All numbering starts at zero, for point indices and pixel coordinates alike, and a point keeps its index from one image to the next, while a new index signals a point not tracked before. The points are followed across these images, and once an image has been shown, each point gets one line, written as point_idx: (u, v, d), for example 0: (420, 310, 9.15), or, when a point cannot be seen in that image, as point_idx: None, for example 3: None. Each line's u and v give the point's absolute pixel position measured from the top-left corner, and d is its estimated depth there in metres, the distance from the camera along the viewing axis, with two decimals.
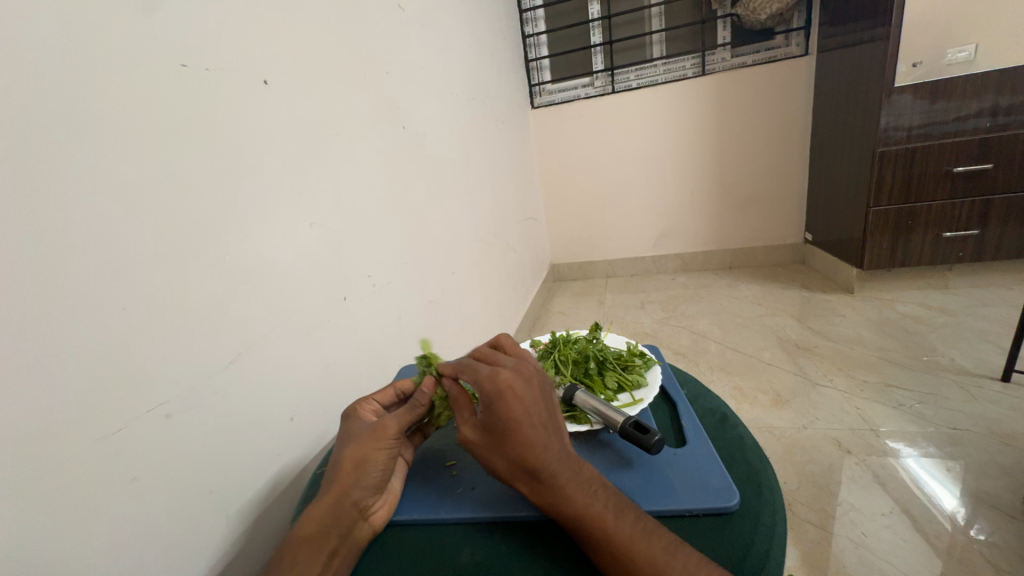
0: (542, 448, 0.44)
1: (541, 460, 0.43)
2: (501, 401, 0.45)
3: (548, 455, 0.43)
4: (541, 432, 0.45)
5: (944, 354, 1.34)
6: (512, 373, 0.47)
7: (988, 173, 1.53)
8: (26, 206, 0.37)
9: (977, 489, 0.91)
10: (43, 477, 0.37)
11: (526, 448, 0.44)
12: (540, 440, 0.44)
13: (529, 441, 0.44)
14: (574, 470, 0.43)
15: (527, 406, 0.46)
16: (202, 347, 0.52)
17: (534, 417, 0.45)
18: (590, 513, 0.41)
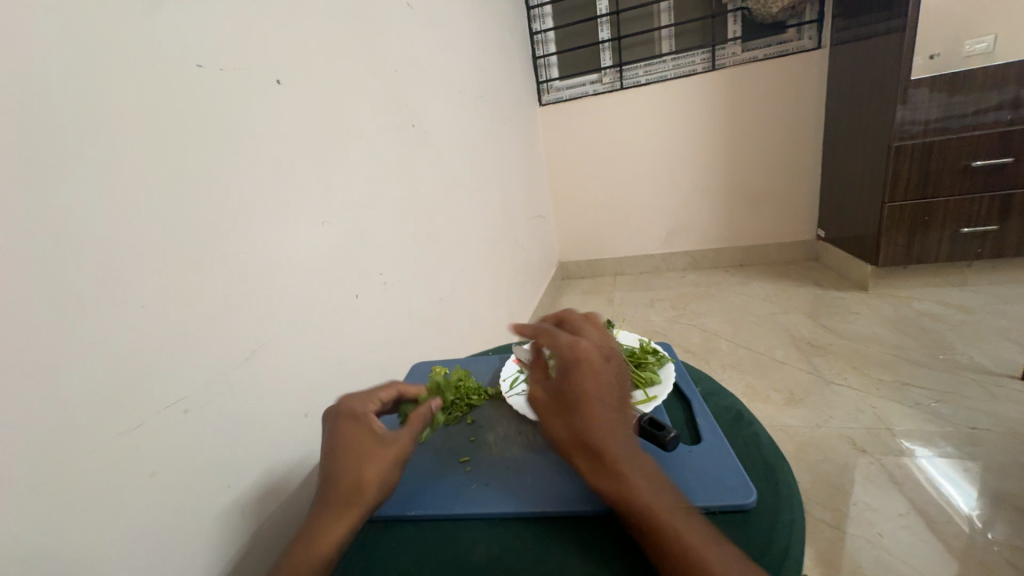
0: (605, 428, 0.45)
1: (603, 439, 0.44)
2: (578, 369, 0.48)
3: (610, 435, 0.44)
4: (608, 412, 0.46)
5: (963, 353, 1.31)
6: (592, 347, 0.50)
7: (1008, 167, 1.49)
8: (45, 207, 0.38)
9: (998, 490, 0.89)
10: (66, 471, 0.38)
11: (591, 425, 0.45)
12: (603, 420, 0.45)
13: (595, 419, 0.45)
14: (633, 456, 0.43)
15: (598, 387, 0.48)
16: (218, 345, 0.52)
17: (603, 397, 0.47)
18: (642, 498, 0.41)
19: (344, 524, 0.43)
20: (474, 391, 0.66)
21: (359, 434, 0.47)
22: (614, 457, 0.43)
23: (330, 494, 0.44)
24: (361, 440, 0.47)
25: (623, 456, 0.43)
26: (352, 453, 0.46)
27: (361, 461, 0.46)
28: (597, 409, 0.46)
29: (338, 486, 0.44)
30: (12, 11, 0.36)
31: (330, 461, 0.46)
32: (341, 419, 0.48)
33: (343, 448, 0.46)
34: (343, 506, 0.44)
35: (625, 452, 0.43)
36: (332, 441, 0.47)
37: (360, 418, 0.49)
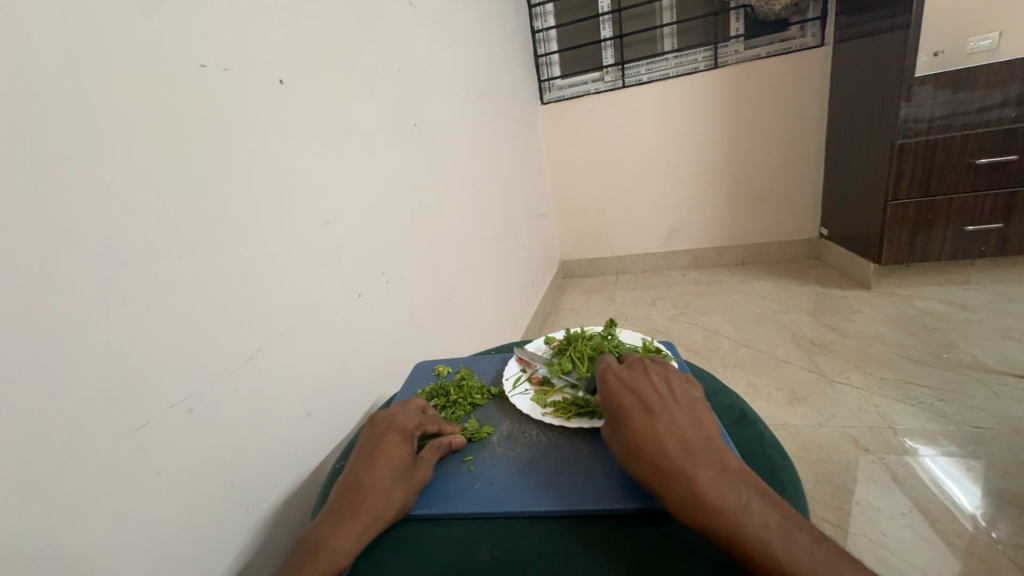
0: (668, 435, 0.43)
1: (667, 448, 0.43)
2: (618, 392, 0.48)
3: (673, 442, 0.43)
4: (667, 419, 0.45)
5: (966, 351, 1.31)
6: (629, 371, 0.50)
7: (1012, 164, 1.49)
8: (46, 207, 0.38)
9: (1001, 488, 0.89)
10: (73, 469, 0.38)
11: (651, 435, 0.44)
12: (665, 428, 0.44)
13: (655, 427, 0.44)
14: (703, 459, 0.42)
15: (651, 397, 0.47)
16: (221, 344, 0.52)
17: (659, 405, 0.46)
18: (722, 507, 0.39)
19: (361, 537, 0.44)
20: (477, 390, 0.66)
21: (399, 454, 0.50)
22: (683, 465, 0.41)
23: (357, 504, 0.45)
24: (399, 461, 0.49)
25: (691, 463, 0.41)
26: (390, 471, 0.48)
27: (393, 486, 0.47)
28: (655, 418, 0.45)
29: (367, 498, 0.46)
30: (12, 12, 0.36)
31: (366, 471, 0.47)
32: (390, 432, 0.51)
33: (384, 464, 0.48)
34: (366, 520, 0.45)
35: (693, 457, 0.42)
36: (373, 453, 0.49)
37: (404, 438, 0.52)
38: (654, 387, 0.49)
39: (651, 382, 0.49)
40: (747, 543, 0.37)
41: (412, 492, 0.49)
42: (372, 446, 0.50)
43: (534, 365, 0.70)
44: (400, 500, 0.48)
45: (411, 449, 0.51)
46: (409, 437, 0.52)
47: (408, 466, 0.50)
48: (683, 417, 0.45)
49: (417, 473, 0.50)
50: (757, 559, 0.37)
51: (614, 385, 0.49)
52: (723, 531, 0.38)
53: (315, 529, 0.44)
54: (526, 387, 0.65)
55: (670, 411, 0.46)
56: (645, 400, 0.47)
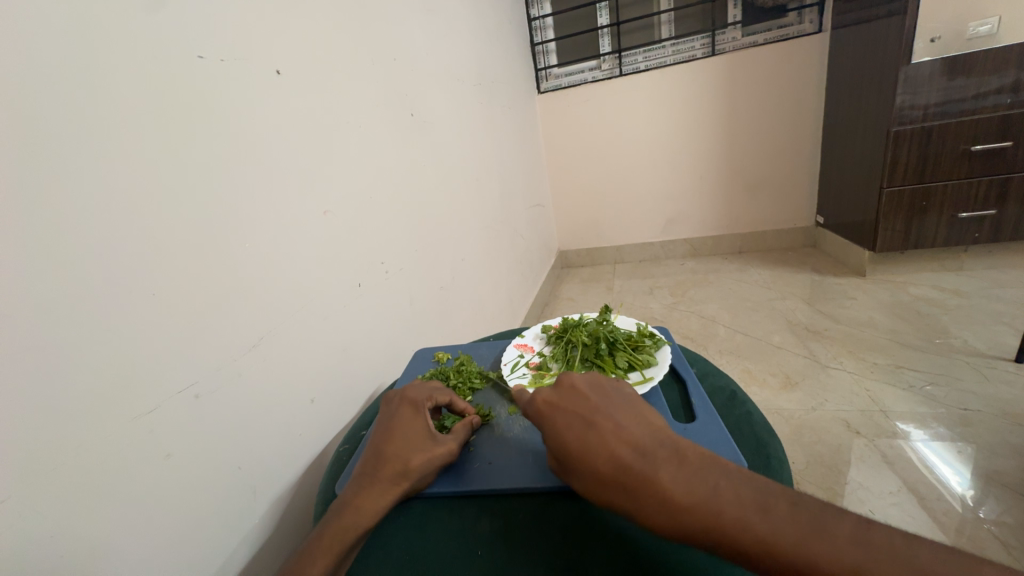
0: (620, 450, 0.41)
1: (624, 460, 0.40)
2: (550, 419, 0.46)
3: (626, 451, 0.41)
4: (616, 429, 0.43)
5: (958, 337, 1.32)
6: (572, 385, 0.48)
7: (1007, 151, 1.49)
8: (56, 204, 0.39)
9: (988, 468, 0.91)
10: (86, 453, 0.40)
11: (608, 451, 0.41)
12: (614, 438, 0.42)
13: (607, 442, 0.42)
14: (659, 458, 0.40)
15: (595, 414, 0.45)
16: (226, 332, 0.54)
17: (607, 421, 0.44)
18: (694, 500, 0.37)
19: (383, 498, 0.47)
20: (476, 374, 0.67)
21: (415, 425, 0.52)
22: (646, 472, 0.39)
23: (378, 468, 0.49)
24: (414, 430, 0.52)
25: (649, 466, 0.39)
26: (406, 440, 0.51)
27: (408, 453, 0.50)
28: (605, 432, 0.43)
29: (386, 463, 0.49)
30: (20, 19, 0.37)
31: (384, 441, 0.51)
32: (403, 406, 0.54)
33: (401, 433, 0.51)
34: (388, 482, 0.48)
35: (650, 461, 0.40)
36: (389, 425, 0.53)
37: (419, 410, 0.54)
38: (594, 403, 0.46)
39: (590, 402, 0.46)
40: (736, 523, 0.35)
41: (436, 460, 0.50)
42: (387, 420, 0.53)
43: (532, 352, 0.72)
44: (423, 465, 0.50)
45: (428, 420, 0.54)
46: (424, 409, 0.55)
47: (425, 434, 0.52)
48: (627, 422, 0.43)
49: (437, 441, 0.51)
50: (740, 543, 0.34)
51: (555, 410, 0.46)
52: (700, 513, 0.36)
53: (342, 494, 0.48)
54: (524, 371, 0.66)
55: (618, 420, 0.44)
56: (591, 419, 0.44)
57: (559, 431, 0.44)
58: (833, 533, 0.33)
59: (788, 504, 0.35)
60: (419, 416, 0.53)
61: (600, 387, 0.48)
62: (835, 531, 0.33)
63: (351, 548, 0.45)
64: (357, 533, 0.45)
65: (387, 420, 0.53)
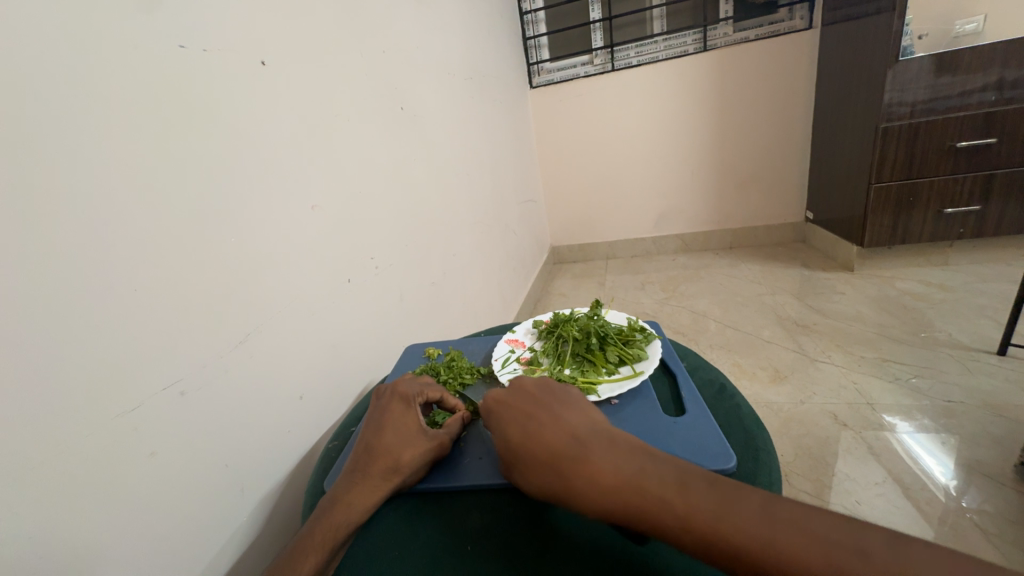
0: (558, 439, 0.43)
1: (560, 448, 0.42)
2: (495, 413, 0.48)
3: (562, 440, 0.43)
4: (555, 421, 0.45)
5: (942, 330, 1.35)
6: (521, 384, 0.50)
7: (992, 147, 1.51)
8: (34, 197, 0.38)
9: (970, 458, 0.93)
10: (70, 450, 0.39)
11: (546, 440, 0.43)
12: (553, 429, 0.44)
13: (545, 433, 0.44)
14: (593, 444, 0.41)
15: (538, 409, 0.47)
16: (213, 328, 0.53)
17: (548, 414, 0.46)
18: (621, 484, 0.38)
19: (374, 494, 0.47)
20: (466, 369, 0.67)
21: (406, 420, 0.52)
22: (579, 457, 0.41)
23: (369, 464, 0.48)
24: (405, 425, 0.52)
25: (583, 452, 0.41)
26: (398, 435, 0.51)
27: (400, 448, 0.50)
28: (545, 425, 0.44)
29: (377, 458, 0.49)
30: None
31: (374, 437, 0.51)
32: (394, 401, 0.54)
33: (391, 428, 0.51)
34: (378, 477, 0.48)
35: (585, 449, 0.41)
36: (380, 421, 0.52)
37: (409, 405, 0.54)
38: (537, 400, 0.48)
39: (534, 398, 0.48)
40: (659, 505, 0.36)
41: (427, 455, 0.50)
42: (378, 416, 0.53)
43: (522, 347, 0.71)
44: (414, 460, 0.49)
45: (419, 415, 0.54)
46: (415, 404, 0.54)
47: (416, 429, 0.51)
48: (567, 414, 0.45)
49: (428, 435, 0.51)
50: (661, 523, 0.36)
51: (501, 405, 0.48)
52: (626, 496, 0.37)
53: (332, 490, 0.47)
54: (515, 366, 0.66)
55: (557, 413, 0.46)
56: (531, 413, 0.46)
57: (503, 426, 0.46)
58: (750, 513, 0.35)
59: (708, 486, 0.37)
60: (411, 411, 0.53)
61: (547, 385, 0.50)
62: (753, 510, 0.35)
63: (342, 545, 0.44)
64: (348, 529, 0.44)
65: (379, 416, 0.53)
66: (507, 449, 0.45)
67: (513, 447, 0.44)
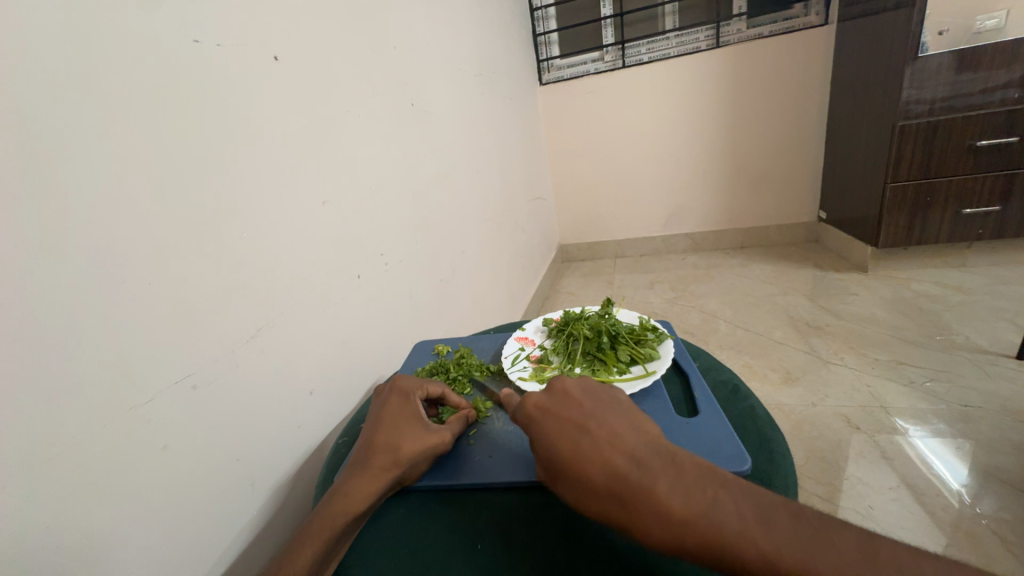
0: (615, 458, 0.40)
1: (619, 469, 0.39)
2: (541, 427, 0.45)
3: (621, 458, 0.40)
4: (609, 437, 0.42)
5: (960, 333, 1.32)
6: (567, 389, 0.47)
7: (1013, 146, 1.48)
8: (51, 190, 0.38)
9: (988, 465, 0.91)
10: (84, 443, 0.39)
11: (602, 460, 0.40)
12: (608, 446, 0.41)
13: (599, 451, 0.41)
14: (656, 467, 0.39)
15: (585, 420, 0.44)
16: (224, 322, 0.53)
17: (600, 428, 0.43)
18: (693, 510, 0.35)
19: (373, 486, 0.47)
20: (476, 367, 0.67)
21: (405, 413, 0.52)
22: (642, 481, 0.38)
23: (368, 457, 0.49)
24: (403, 418, 0.52)
25: (646, 477, 0.38)
26: (397, 429, 0.51)
27: (398, 441, 0.50)
28: (598, 441, 0.42)
29: (376, 451, 0.49)
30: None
31: (374, 431, 0.51)
32: (393, 395, 0.55)
33: (390, 421, 0.52)
34: (377, 470, 0.48)
35: (646, 470, 0.39)
36: (379, 415, 0.53)
37: (408, 399, 0.54)
38: (586, 409, 0.45)
39: (583, 408, 0.45)
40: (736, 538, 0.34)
41: (427, 449, 0.50)
42: (378, 409, 0.53)
43: (532, 345, 0.71)
44: (413, 454, 0.49)
45: (418, 409, 0.54)
46: (414, 399, 0.55)
47: (416, 422, 0.52)
48: (622, 429, 0.42)
49: (427, 430, 0.51)
50: (740, 560, 0.33)
51: (545, 419, 0.45)
52: (701, 528, 0.34)
53: (335, 483, 0.48)
54: (525, 364, 0.66)
55: (610, 428, 0.43)
56: (583, 425, 0.43)
57: (552, 437, 0.43)
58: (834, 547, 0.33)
59: (790, 520, 0.35)
60: (411, 406, 0.53)
61: (594, 391, 0.47)
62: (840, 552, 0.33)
63: (342, 537, 0.44)
64: (347, 521, 0.44)
65: (378, 410, 0.54)
66: (558, 467, 0.42)
67: (566, 461, 0.41)
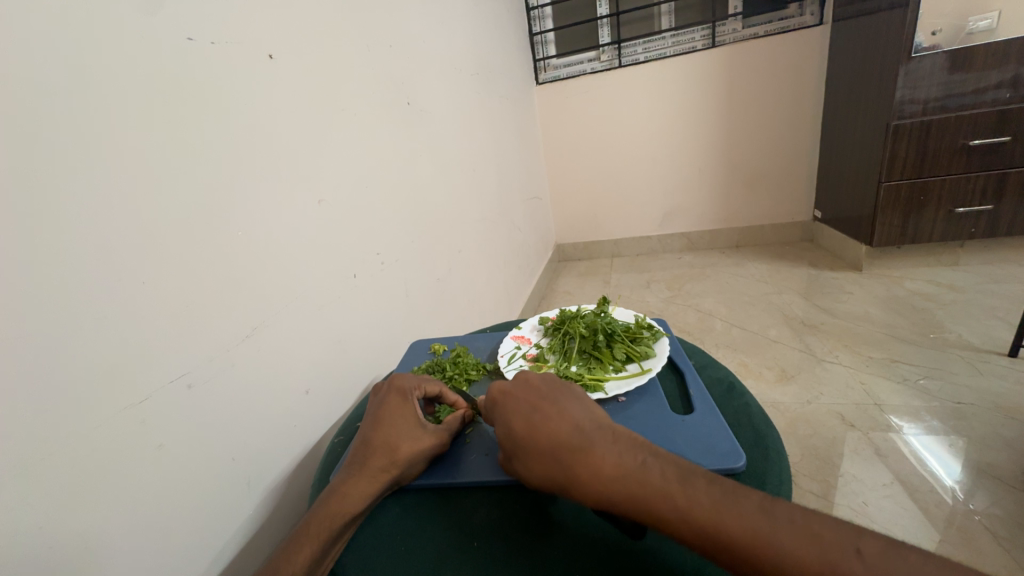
0: (563, 432, 0.42)
1: (566, 444, 0.41)
2: (497, 407, 0.47)
3: (568, 433, 0.42)
4: (559, 413, 0.44)
5: (953, 331, 1.33)
6: (525, 373, 0.49)
7: (1006, 146, 1.49)
8: (46, 189, 0.38)
9: (980, 461, 0.92)
10: (78, 443, 0.39)
11: (551, 434, 0.42)
12: (558, 422, 0.43)
13: (550, 427, 0.43)
14: (600, 439, 0.41)
15: (540, 400, 0.46)
16: (220, 322, 0.53)
17: (552, 406, 0.45)
18: (628, 477, 0.38)
19: (372, 486, 0.47)
20: (472, 366, 0.67)
21: (404, 412, 0.52)
22: (585, 452, 0.40)
23: (367, 457, 0.48)
24: (402, 418, 0.52)
25: (591, 447, 0.40)
26: (396, 428, 0.51)
27: (396, 440, 0.50)
28: (549, 417, 0.44)
29: (375, 451, 0.49)
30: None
31: (371, 430, 0.51)
32: (392, 394, 0.54)
33: (389, 420, 0.51)
34: (375, 471, 0.48)
35: (590, 442, 0.41)
36: (377, 414, 0.52)
37: (407, 398, 0.54)
38: (542, 391, 0.47)
39: (538, 391, 0.47)
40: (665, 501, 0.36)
41: (425, 449, 0.50)
42: (377, 409, 0.53)
43: (529, 343, 0.71)
44: (412, 453, 0.49)
45: (416, 408, 0.53)
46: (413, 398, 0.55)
47: (415, 422, 0.51)
48: (572, 407, 0.44)
49: (425, 430, 0.51)
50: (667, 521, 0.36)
51: (503, 400, 0.47)
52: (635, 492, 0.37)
53: (332, 483, 0.48)
54: (521, 363, 0.66)
55: (562, 406, 0.45)
56: (536, 404, 0.45)
57: (509, 417, 0.45)
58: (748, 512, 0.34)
59: (713, 484, 0.37)
60: (408, 405, 0.53)
61: (552, 377, 0.49)
62: (777, 524, 0.34)
63: (340, 538, 0.44)
64: (345, 521, 0.44)
65: (376, 409, 0.53)
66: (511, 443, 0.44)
67: (518, 436, 0.44)
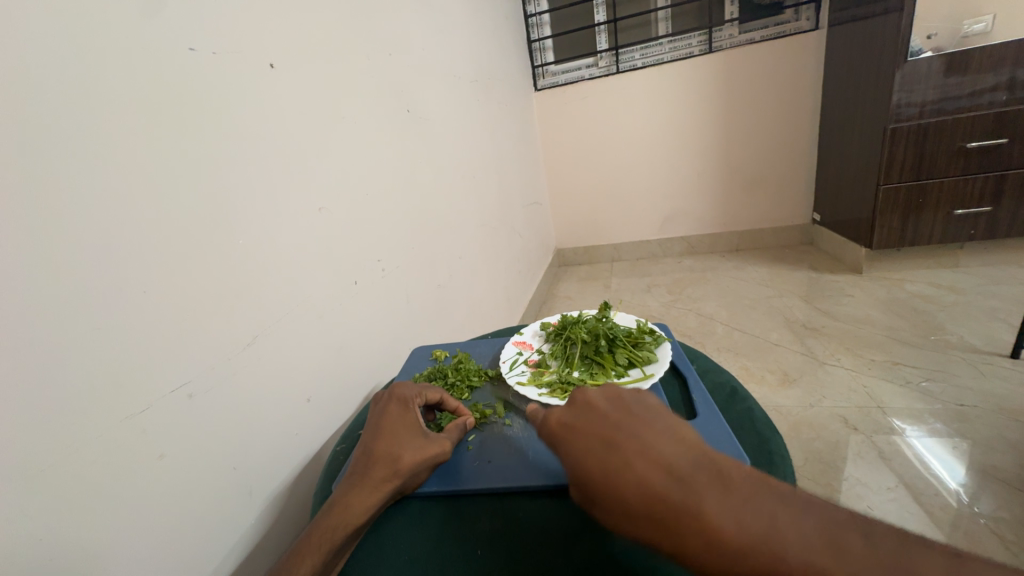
0: (652, 475, 0.35)
1: (656, 489, 0.34)
2: (565, 444, 0.40)
3: (661, 477, 0.35)
4: (642, 450, 0.37)
5: (954, 333, 1.33)
6: (591, 400, 0.42)
7: (1003, 148, 1.50)
8: (47, 200, 0.38)
9: (985, 464, 0.92)
10: (79, 454, 0.39)
11: (638, 479, 0.35)
12: (642, 462, 0.36)
13: (634, 468, 0.36)
14: (701, 485, 0.34)
15: (616, 432, 0.39)
16: (220, 330, 0.53)
17: (631, 438, 0.38)
18: (749, 535, 0.31)
19: (373, 497, 0.46)
20: (474, 372, 0.67)
21: (404, 422, 0.52)
22: (687, 503, 0.33)
23: (368, 467, 0.48)
24: (403, 427, 0.52)
25: (693, 497, 0.33)
26: (396, 438, 0.50)
27: (397, 450, 0.49)
28: (630, 455, 0.37)
29: (375, 461, 0.49)
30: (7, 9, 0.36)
31: (373, 439, 0.51)
32: (392, 403, 0.54)
33: (389, 430, 0.51)
34: (376, 481, 0.47)
35: (690, 488, 0.34)
36: (377, 423, 0.52)
37: (407, 407, 0.54)
38: (612, 418, 0.40)
39: (608, 419, 0.40)
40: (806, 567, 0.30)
41: (427, 458, 0.50)
42: (377, 418, 0.53)
43: (530, 349, 0.71)
44: (413, 463, 0.49)
45: (417, 417, 0.53)
46: (414, 407, 0.55)
47: (416, 431, 0.51)
48: (655, 441, 0.37)
49: (426, 439, 0.51)
50: None
51: (570, 437, 0.40)
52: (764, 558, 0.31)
53: (332, 494, 0.47)
54: (523, 369, 0.66)
55: (642, 438, 0.38)
56: (610, 438, 0.38)
57: (580, 456, 0.38)
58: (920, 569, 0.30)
59: (862, 542, 0.32)
60: (409, 414, 0.53)
61: (618, 399, 0.42)
62: (922, 574, 0.29)
63: (341, 550, 0.44)
64: (346, 533, 0.44)
65: (377, 418, 0.53)
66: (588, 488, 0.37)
67: (597, 481, 0.37)
